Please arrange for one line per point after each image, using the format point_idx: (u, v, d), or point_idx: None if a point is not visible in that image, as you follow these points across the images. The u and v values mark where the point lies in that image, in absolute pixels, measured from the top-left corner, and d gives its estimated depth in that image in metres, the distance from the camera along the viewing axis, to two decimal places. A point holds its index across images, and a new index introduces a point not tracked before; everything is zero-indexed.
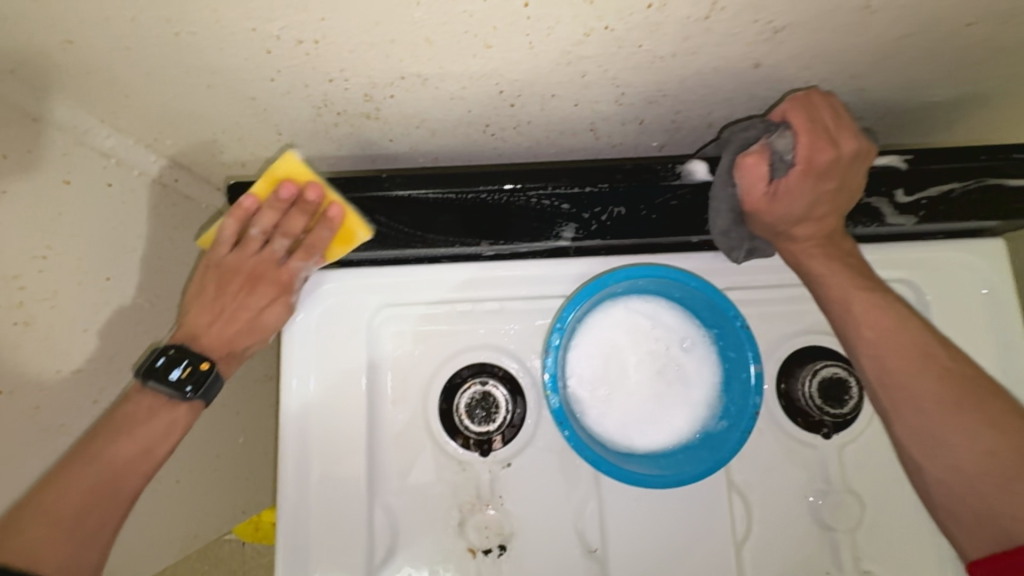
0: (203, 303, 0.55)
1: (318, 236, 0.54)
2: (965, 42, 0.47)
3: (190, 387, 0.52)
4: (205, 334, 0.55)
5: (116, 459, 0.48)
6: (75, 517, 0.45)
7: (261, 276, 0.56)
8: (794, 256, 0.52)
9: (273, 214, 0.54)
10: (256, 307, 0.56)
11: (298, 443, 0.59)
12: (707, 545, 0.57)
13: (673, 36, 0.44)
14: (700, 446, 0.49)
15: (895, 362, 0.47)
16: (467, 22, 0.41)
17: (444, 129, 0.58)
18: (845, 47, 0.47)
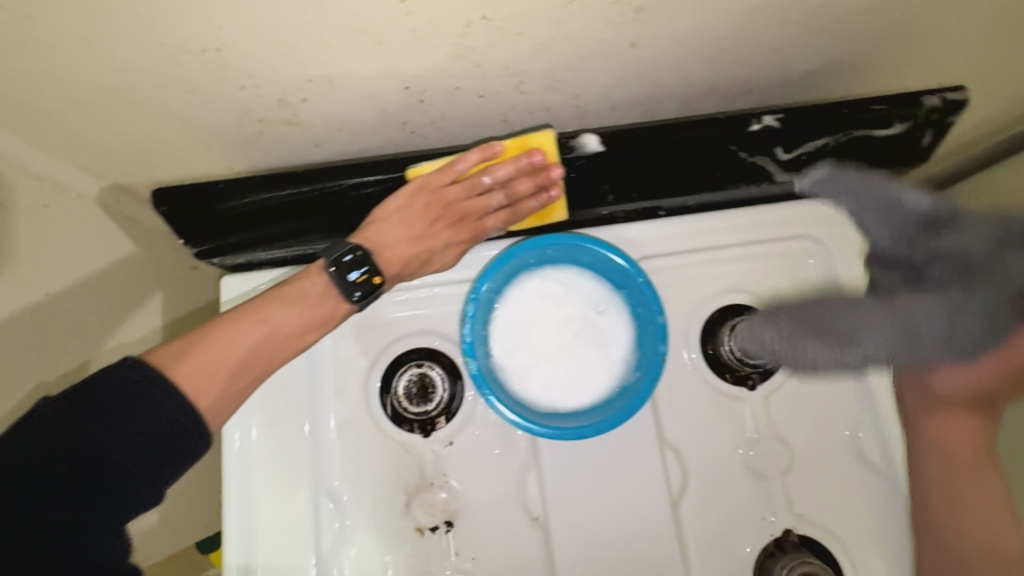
0: (399, 218, 0.58)
1: (524, 208, 0.60)
2: (813, 8, 0.52)
3: (359, 293, 0.56)
4: (393, 248, 0.59)
5: (289, 323, 0.54)
6: (228, 368, 0.52)
7: (464, 218, 0.61)
8: (963, 472, 0.51)
9: (511, 170, 0.58)
10: (440, 243, 0.60)
11: (244, 461, 0.60)
12: (645, 504, 0.58)
13: (546, 22, 0.49)
14: (622, 397, 0.52)
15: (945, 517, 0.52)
16: (354, 21, 0.46)
17: (366, 131, 0.63)
18: (707, 23, 0.52)
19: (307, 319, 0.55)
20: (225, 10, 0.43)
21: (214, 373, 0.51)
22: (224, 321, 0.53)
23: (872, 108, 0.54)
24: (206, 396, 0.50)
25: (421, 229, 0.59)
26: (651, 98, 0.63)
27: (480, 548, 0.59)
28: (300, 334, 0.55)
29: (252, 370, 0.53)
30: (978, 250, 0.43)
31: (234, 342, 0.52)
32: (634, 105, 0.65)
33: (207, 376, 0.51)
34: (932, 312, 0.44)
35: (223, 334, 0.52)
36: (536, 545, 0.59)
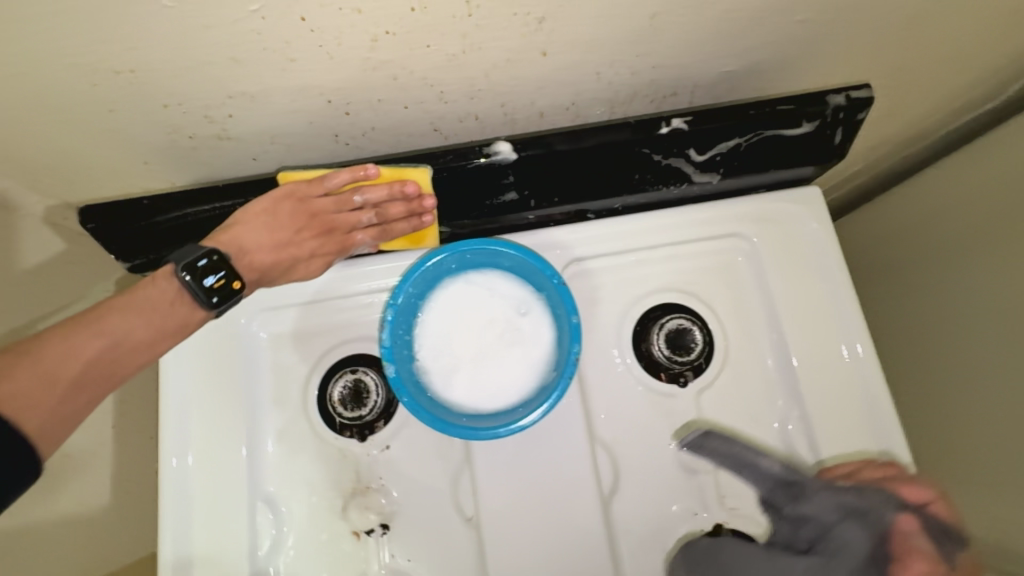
0: (264, 223, 0.58)
1: (398, 230, 0.62)
2: (716, 13, 0.53)
3: (216, 297, 0.55)
4: (254, 252, 0.59)
5: (131, 336, 0.52)
6: (69, 383, 0.49)
7: (332, 230, 0.62)
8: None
9: (384, 195, 0.60)
10: (304, 253, 0.62)
11: (180, 483, 0.60)
12: (574, 502, 0.59)
13: (451, 35, 0.50)
14: (539, 395, 0.53)
15: None
16: (260, 40, 0.47)
17: (299, 143, 0.64)
18: (616, 30, 0.53)
19: (151, 330, 0.53)
20: (130, 32, 0.45)
21: (46, 387, 0.47)
22: (73, 325, 0.50)
23: (776, 108, 0.55)
24: (31, 419, 0.46)
25: (285, 238, 0.59)
26: (578, 103, 0.65)
27: (415, 549, 0.60)
28: (145, 347, 0.53)
29: (90, 385, 0.50)
30: (861, 549, 0.49)
31: (64, 355, 0.49)
32: (563, 111, 0.66)
33: (39, 389, 0.47)
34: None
35: (66, 347, 0.49)
36: (469, 544, 0.60)
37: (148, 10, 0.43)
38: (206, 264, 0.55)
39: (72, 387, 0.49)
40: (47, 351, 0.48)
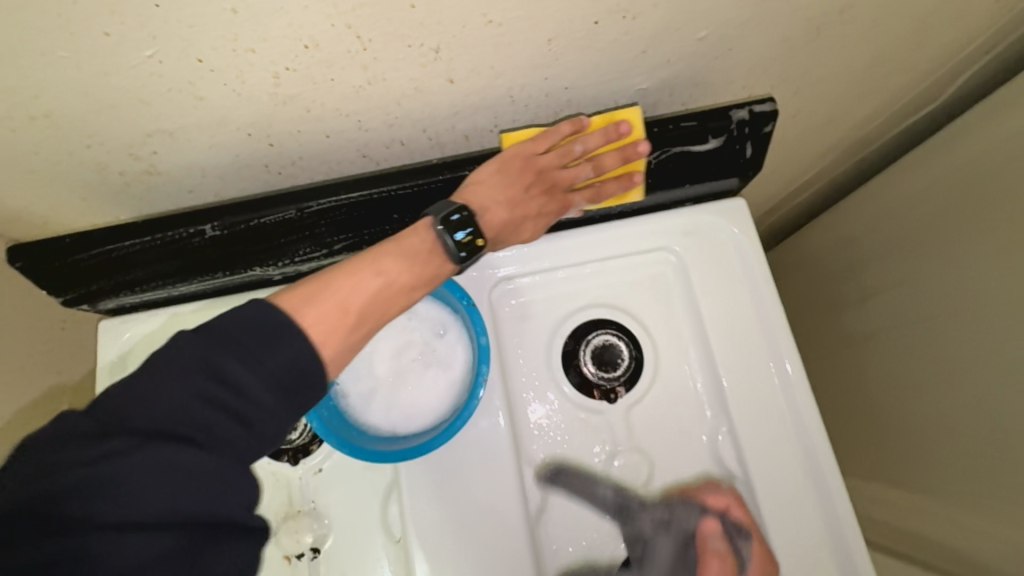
0: (497, 183, 0.57)
1: (608, 191, 0.63)
2: (614, 34, 0.54)
3: (464, 253, 0.55)
4: (492, 210, 0.58)
5: (390, 281, 0.51)
6: (330, 330, 0.46)
7: (554, 188, 0.61)
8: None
9: (602, 139, 0.59)
10: (533, 212, 0.61)
11: None
12: (501, 523, 0.59)
13: (352, 68, 0.52)
14: (450, 416, 0.55)
15: None
16: (162, 81, 0.49)
17: (231, 177, 0.65)
18: (517, 55, 0.54)
19: (414, 275, 0.52)
20: (34, 78, 0.47)
21: (337, 325, 0.47)
22: (331, 273, 0.49)
23: (680, 126, 0.60)
24: (330, 349, 0.45)
25: (518, 194, 0.59)
26: (501, 125, 0.65)
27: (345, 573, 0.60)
28: (404, 293, 0.52)
29: (370, 317, 0.49)
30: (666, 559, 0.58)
31: (353, 287, 0.49)
32: (488, 133, 0.67)
33: (336, 321, 0.47)
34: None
35: (343, 284, 0.48)
36: (396, 566, 0.60)
37: (46, 58, 0.45)
38: (453, 217, 0.54)
39: (351, 324, 0.48)
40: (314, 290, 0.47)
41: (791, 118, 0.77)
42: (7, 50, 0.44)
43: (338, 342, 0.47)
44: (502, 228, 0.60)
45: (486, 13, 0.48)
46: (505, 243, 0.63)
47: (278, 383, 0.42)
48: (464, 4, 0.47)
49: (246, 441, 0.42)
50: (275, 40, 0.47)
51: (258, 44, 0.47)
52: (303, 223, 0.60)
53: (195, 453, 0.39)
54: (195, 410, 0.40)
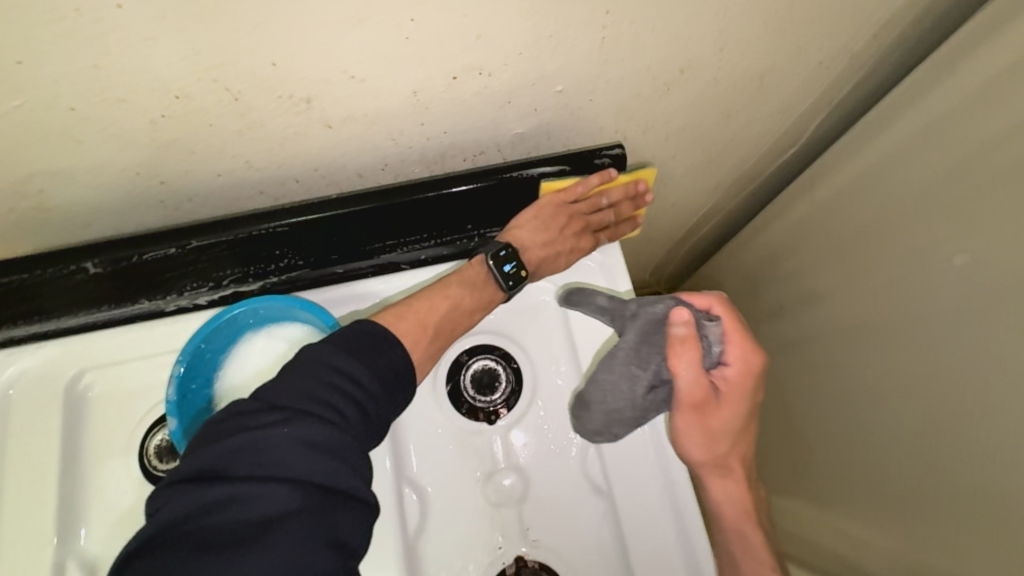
0: (537, 227, 0.72)
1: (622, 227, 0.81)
2: (475, 87, 0.60)
3: (511, 283, 0.68)
4: (530, 249, 0.71)
5: (465, 304, 0.66)
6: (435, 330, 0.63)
7: (582, 229, 0.75)
8: (733, 539, 0.61)
9: (620, 191, 0.77)
10: (568, 247, 0.73)
11: None
12: (378, 544, 0.62)
13: (227, 115, 0.56)
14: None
15: (704, 447, 0.59)
16: (39, 127, 0.52)
17: (126, 213, 0.67)
18: (387, 106, 0.59)
19: (480, 300, 0.68)
20: None
21: (419, 333, 0.61)
22: (421, 301, 0.64)
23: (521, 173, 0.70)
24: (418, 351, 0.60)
25: (559, 233, 0.72)
26: (391, 164, 0.70)
27: None
28: (471, 313, 0.67)
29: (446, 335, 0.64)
30: (635, 336, 0.60)
31: (433, 304, 0.64)
32: (380, 171, 0.71)
33: (419, 332, 0.61)
34: (639, 356, 0.59)
35: (429, 302, 0.64)
36: None
37: None
38: (502, 254, 0.68)
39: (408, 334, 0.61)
40: (426, 306, 0.63)
41: (670, 157, 0.84)
42: None
43: (421, 344, 0.61)
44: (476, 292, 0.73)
45: (346, 70, 0.53)
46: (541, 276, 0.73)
47: (356, 400, 0.52)
48: (322, 64, 0.51)
49: (355, 434, 0.51)
50: (145, 92, 0.50)
51: (127, 95, 0.50)
52: (186, 259, 0.64)
53: (308, 475, 0.46)
54: (304, 442, 0.47)
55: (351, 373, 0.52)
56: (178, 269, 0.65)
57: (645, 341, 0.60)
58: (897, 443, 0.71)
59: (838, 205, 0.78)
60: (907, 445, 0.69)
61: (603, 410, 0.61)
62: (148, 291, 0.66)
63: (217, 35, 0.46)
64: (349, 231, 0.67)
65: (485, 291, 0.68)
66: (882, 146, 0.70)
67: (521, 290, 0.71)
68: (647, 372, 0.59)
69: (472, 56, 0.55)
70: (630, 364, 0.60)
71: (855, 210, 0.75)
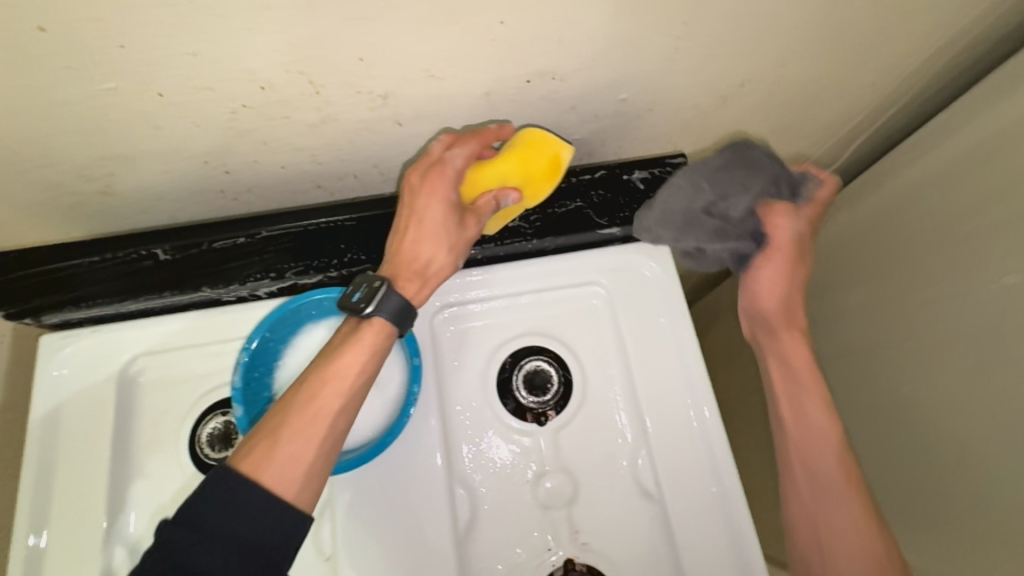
0: (407, 232, 0.61)
1: (489, 137, 0.61)
2: (544, 91, 0.61)
3: (368, 305, 0.57)
4: (417, 249, 0.60)
5: (336, 382, 0.56)
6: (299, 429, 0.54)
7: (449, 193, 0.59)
8: (795, 394, 0.68)
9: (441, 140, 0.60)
10: (443, 219, 0.60)
11: (33, 564, 0.59)
12: (430, 540, 0.62)
13: (304, 108, 0.56)
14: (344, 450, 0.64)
15: (778, 298, 0.69)
16: (122, 112, 0.52)
17: (185, 201, 0.67)
18: (456, 106, 0.60)
19: (352, 363, 0.56)
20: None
21: (275, 443, 0.53)
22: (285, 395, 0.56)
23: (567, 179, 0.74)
24: (273, 460, 0.52)
25: (418, 222, 0.60)
26: None
27: None
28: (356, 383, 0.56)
29: (314, 422, 0.54)
30: (716, 160, 0.67)
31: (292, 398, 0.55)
32: None
33: (274, 440, 0.53)
34: (716, 181, 0.66)
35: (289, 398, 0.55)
36: None
37: (8, 87, 0.48)
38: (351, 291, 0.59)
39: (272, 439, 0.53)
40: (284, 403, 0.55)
41: None
42: None
43: (281, 453, 0.52)
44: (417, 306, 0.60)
45: (427, 68, 0.54)
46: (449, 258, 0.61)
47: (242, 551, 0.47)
48: (406, 61, 0.52)
49: None
50: (232, 82, 0.51)
51: (216, 83, 0.51)
52: (257, 246, 0.67)
53: None
54: None
55: (237, 513, 0.48)
56: (247, 257, 0.67)
57: (727, 171, 0.66)
58: (932, 460, 0.71)
59: (880, 222, 0.80)
60: (941, 462, 0.70)
61: (660, 207, 0.68)
62: (211, 282, 0.66)
63: (315, 30, 0.47)
64: None
65: (356, 343, 0.57)
66: (929, 167, 0.72)
67: (388, 305, 0.58)
68: (713, 194, 0.66)
69: (547, 61, 0.56)
70: (704, 189, 0.66)
71: (898, 227, 0.77)
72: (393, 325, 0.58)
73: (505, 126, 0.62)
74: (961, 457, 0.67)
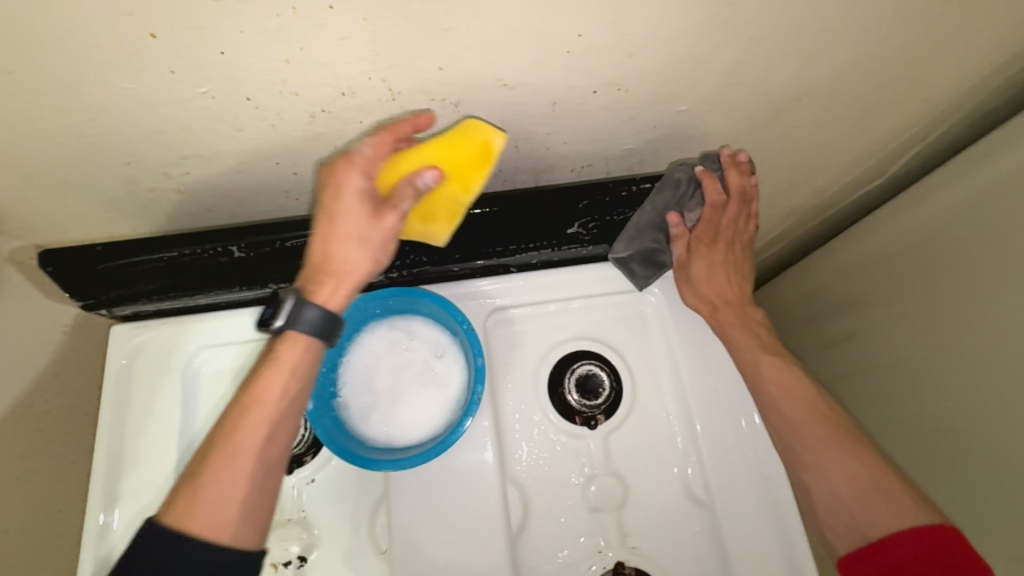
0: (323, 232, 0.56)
1: (401, 130, 0.54)
2: (606, 101, 0.62)
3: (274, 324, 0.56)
4: (332, 249, 0.56)
5: (265, 423, 0.54)
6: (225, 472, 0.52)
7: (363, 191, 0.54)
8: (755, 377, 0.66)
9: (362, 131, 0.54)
10: (350, 219, 0.55)
11: (105, 545, 0.62)
12: (484, 537, 0.63)
13: (378, 113, 0.58)
14: (408, 449, 0.59)
15: (715, 280, 0.72)
16: (210, 114, 0.55)
17: (252, 201, 0.70)
18: (521, 114, 0.62)
19: (272, 398, 0.55)
20: (89, 101, 0.51)
21: (202, 490, 0.52)
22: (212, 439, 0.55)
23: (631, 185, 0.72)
24: (200, 508, 0.51)
25: (328, 222, 0.55)
26: (504, 170, 0.73)
27: None
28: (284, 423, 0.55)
29: (236, 458, 0.53)
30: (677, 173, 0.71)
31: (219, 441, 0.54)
32: (492, 176, 0.74)
33: (202, 486, 0.52)
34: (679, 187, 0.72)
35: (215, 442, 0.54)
36: None
37: (110, 87, 0.50)
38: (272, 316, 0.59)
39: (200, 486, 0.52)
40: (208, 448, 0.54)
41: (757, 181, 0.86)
42: (74, 77, 0.48)
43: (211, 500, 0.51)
44: (332, 315, 0.56)
45: (500, 78, 0.56)
46: (365, 258, 0.56)
47: None
48: (482, 71, 0.54)
49: None
50: (316, 87, 0.53)
51: (301, 88, 0.53)
52: None
53: None
54: None
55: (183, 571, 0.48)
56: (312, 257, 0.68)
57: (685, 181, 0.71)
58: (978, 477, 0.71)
59: None
60: (982, 481, 0.69)
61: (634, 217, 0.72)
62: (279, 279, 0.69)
63: (402, 40, 0.49)
64: (472, 232, 0.70)
65: (275, 372, 0.55)
66: None
67: (303, 320, 0.55)
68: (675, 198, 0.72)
69: (613, 73, 0.58)
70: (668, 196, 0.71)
71: None
72: (317, 340, 0.56)
73: (420, 116, 0.55)
74: (1004, 476, 0.67)
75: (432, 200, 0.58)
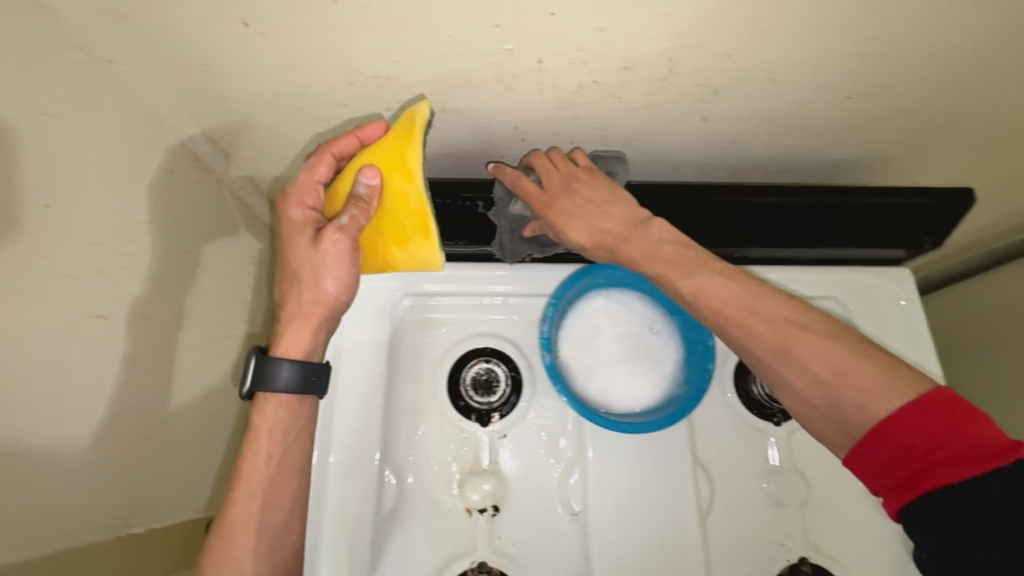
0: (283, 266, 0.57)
1: (340, 145, 0.56)
2: (850, 108, 0.64)
3: (245, 390, 0.56)
4: (295, 277, 0.56)
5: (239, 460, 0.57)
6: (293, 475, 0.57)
7: (298, 221, 0.56)
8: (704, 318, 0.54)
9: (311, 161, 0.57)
10: (304, 242, 0.55)
11: (316, 469, 0.64)
12: (676, 511, 0.64)
13: (641, 91, 0.61)
14: (628, 417, 0.61)
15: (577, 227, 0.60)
16: (497, 70, 0.57)
17: (469, 159, 0.73)
18: (765, 110, 0.64)
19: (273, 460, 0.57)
20: (402, 46, 0.54)
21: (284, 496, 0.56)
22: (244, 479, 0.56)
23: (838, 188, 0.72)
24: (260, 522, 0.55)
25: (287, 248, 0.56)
26: (708, 163, 0.75)
27: (523, 537, 0.64)
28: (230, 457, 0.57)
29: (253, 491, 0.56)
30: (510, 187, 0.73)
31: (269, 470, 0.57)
32: (693, 168, 0.76)
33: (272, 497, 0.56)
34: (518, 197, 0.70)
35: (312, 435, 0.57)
36: (572, 539, 0.64)
37: (434, 34, 0.53)
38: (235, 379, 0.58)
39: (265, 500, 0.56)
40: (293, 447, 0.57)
41: None
42: (412, 20, 0.51)
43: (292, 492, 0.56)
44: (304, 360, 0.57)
45: (774, 72, 0.58)
46: (329, 284, 0.55)
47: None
48: (763, 63, 0.57)
49: None
50: (606, 59, 0.56)
51: (592, 57, 0.56)
52: None
53: None
54: None
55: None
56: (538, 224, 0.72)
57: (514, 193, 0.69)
58: None
59: None
60: None
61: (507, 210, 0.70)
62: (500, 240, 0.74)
63: (717, 23, 0.52)
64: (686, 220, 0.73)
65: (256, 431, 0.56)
66: None
67: (291, 377, 0.57)
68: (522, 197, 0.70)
69: (876, 81, 0.60)
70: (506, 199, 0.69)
71: None
72: (298, 394, 0.57)
73: (367, 127, 0.57)
74: None
75: (392, 208, 0.56)
